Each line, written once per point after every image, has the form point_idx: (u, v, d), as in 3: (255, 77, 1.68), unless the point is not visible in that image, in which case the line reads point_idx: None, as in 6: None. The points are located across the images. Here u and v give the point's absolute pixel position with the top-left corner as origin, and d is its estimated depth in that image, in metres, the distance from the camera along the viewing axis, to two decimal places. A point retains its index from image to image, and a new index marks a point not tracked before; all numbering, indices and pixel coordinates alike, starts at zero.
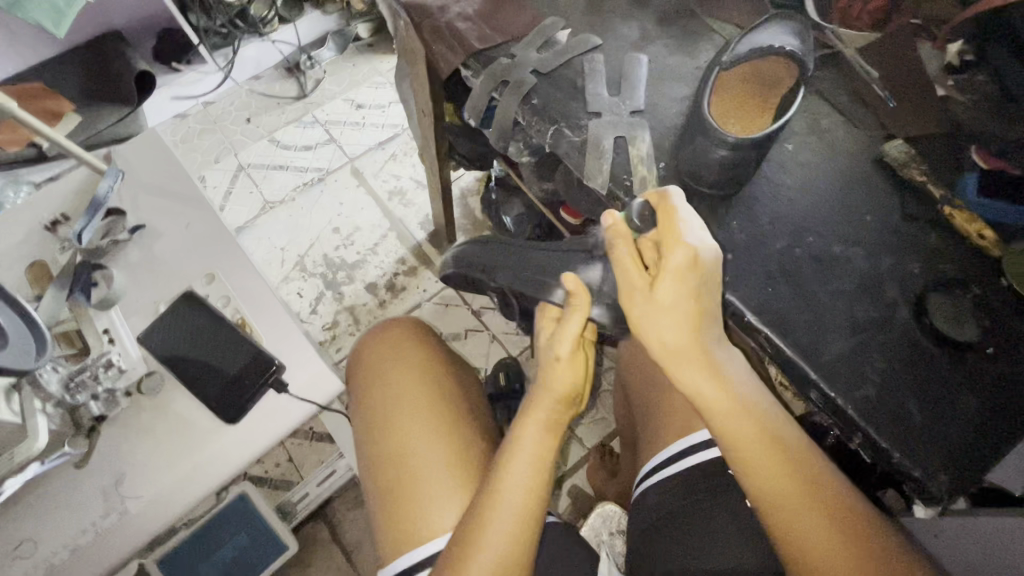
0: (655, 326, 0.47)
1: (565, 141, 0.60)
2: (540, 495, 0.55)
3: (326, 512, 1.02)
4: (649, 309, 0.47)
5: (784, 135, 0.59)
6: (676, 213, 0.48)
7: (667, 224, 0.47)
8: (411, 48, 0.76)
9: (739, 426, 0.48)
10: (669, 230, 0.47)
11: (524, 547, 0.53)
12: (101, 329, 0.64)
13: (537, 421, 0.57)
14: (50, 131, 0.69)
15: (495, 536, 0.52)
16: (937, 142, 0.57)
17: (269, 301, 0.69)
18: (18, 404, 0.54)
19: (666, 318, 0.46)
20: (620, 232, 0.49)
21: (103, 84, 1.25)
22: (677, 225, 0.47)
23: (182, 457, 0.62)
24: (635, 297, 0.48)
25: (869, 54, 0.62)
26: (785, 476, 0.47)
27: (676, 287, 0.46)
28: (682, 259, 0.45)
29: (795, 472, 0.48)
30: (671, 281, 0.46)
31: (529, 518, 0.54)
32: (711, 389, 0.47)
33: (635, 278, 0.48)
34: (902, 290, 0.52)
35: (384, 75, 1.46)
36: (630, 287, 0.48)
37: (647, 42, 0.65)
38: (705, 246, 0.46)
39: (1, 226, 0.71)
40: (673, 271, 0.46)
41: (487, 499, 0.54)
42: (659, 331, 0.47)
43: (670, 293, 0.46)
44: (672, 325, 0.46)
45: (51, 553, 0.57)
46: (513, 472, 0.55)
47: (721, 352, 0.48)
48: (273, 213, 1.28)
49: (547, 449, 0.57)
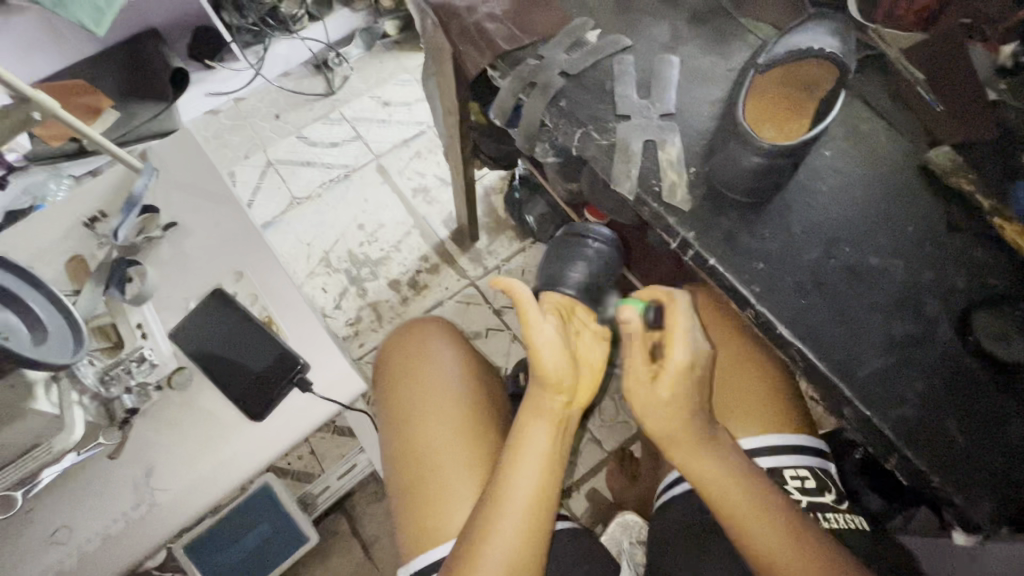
0: (656, 415, 0.52)
1: (592, 144, 0.59)
2: (545, 492, 0.54)
3: (346, 505, 1.04)
4: (650, 403, 0.51)
5: (822, 140, 0.57)
6: (679, 324, 0.52)
7: (674, 324, 0.52)
8: (438, 48, 0.76)
9: (738, 495, 0.51)
10: (677, 334, 0.52)
11: (534, 535, 0.53)
12: (135, 323, 0.66)
13: (540, 412, 0.57)
14: (87, 129, 0.71)
15: (502, 533, 0.52)
16: (986, 151, 0.53)
17: (295, 300, 0.70)
18: (57, 395, 0.56)
19: (661, 412, 0.51)
20: (634, 333, 0.52)
21: (140, 81, 1.28)
22: (676, 329, 0.52)
23: (209, 452, 0.63)
24: (639, 389, 0.52)
25: (916, 56, 0.58)
26: (761, 516, 0.50)
27: (671, 389, 0.51)
28: (678, 365, 0.50)
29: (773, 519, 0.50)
30: (671, 382, 0.50)
31: (538, 511, 0.54)
32: (707, 466, 0.52)
33: (641, 370, 0.52)
34: (944, 306, 0.49)
35: (410, 73, 1.47)
36: (636, 381, 0.52)
37: (679, 43, 0.64)
38: (697, 351, 0.52)
39: (43, 221, 0.73)
40: (673, 373, 0.51)
41: (496, 492, 0.54)
42: (657, 422, 0.52)
43: (666, 392, 0.51)
44: (671, 418, 0.51)
45: (84, 541, 0.59)
46: (520, 463, 0.55)
47: (712, 431, 0.53)
48: (301, 209, 1.30)
49: (553, 444, 0.56)
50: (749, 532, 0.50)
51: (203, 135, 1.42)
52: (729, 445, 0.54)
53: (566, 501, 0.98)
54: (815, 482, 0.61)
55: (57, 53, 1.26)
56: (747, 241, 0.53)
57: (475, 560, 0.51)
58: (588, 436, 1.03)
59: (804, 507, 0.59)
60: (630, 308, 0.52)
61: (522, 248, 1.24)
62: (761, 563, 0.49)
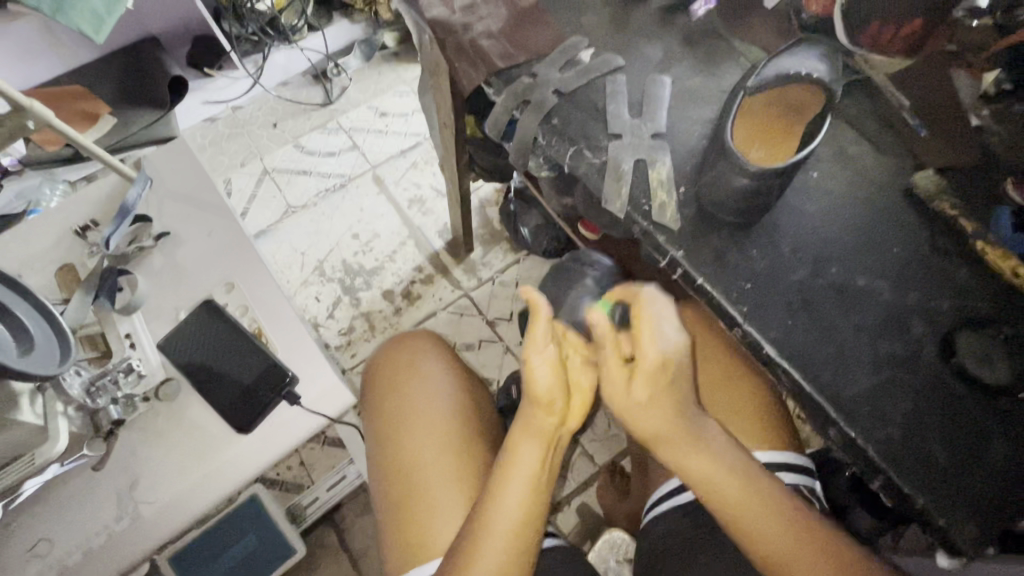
0: (639, 417, 0.51)
1: (584, 162, 0.60)
2: (534, 513, 0.54)
3: (334, 517, 1.03)
4: (633, 406, 0.51)
5: (810, 162, 0.58)
6: (645, 316, 0.52)
7: (643, 323, 0.52)
8: (434, 63, 0.76)
9: (727, 485, 0.51)
10: (643, 336, 0.51)
11: (520, 553, 0.53)
12: (123, 333, 0.66)
13: (530, 432, 0.56)
14: (81, 138, 0.71)
15: (489, 554, 0.52)
16: (968, 176, 0.55)
17: (288, 313, 0.69)
18: (41, 406, 0.56)
19: (647, 412, 0.51)
20: (602, 332, 0.53)
21: (137, 89, 1.29)
22: (646, 328, 0.51)
23: (193, 464, 0.62)
24: (618, 396, 0.52)
25: (906, 82, 0.59)
26: (775, 524, 0.50)
27: (647, 387, 0.50)
28: (652, 362, 0.50)
29: (787, 520, 0.51)
30: (643, 381, 0.50)
31: (524, 531, 0.53)
32: (693, 461, 0.51)
33: (614, 375, 0.52)
34: (928, 327, 0.50)
35: (407, 84, 1.48)
36: (613, 386, 0.52)
37: (671, 63, 0.65)
38: (672, 347, 0.51)
39: (34, 228, 0.73)
40: (647, 372, 0.50)
41: (483, 513, 0.54)
42: (639, 418, 0.51)
43: (643, 392, 0.51)
44: (657, 417, 0.51)
45: (65, 554, 0.58)
46: (508, 483, 0.54)
47: (703, 425, 0.52)
48: (296, 217, 1.30)
49: (542, 464, 0.55)
50: (776, 562, 0.50)
51: (199, 142, 1.43)
52: (720, 440, 0.53)
53: (556, 515, 0.98)
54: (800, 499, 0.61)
55: (55, 60, 1.26)
56: (736, 260, 0.54)
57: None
58: (579, 451, 1.02)
59: None
60: (597, 311, 0.54)
61: (516, 260, 1.25)
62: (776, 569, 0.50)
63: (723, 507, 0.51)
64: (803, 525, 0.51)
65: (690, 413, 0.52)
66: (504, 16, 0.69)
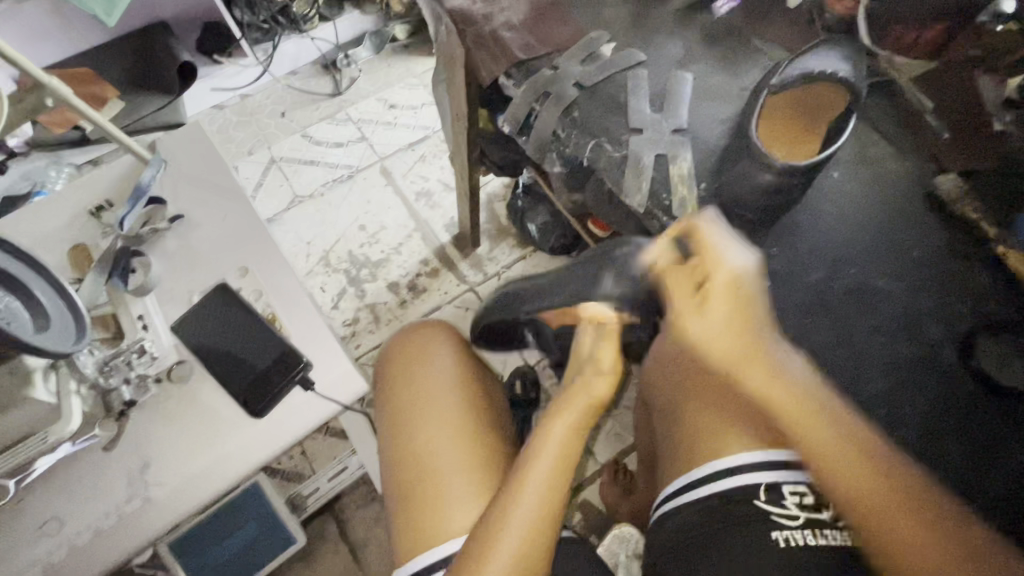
0: (714, 342, 0.45)
1: (604, 156, 0.60)
2: (559, 497, 0.54)
3: (335, 508, 1.03)
4: (707, 329, 0.45)
5: (831, 163, 0.58)
6: (708, 239, 0.49)
7: (709, 249, 0.48)
8: (451, 54, 0.76)
9: (820, 431, 0.43)
10: (709, 259, 0.48)
11: (543, 537, 0.53)
12: (136, 314, 0.66)
13: (560, 422, 0.56)
14: (98, 118, 0.70)
15: (511, 536, 0.52)
16: (991, 179, 0.54)
17: (301, 299, 0.69)
18: (54, 384, 0.56)
19: (724, 335, 0.45)
20: (665, 266, 0.51)
21: (149, 74, 1.30)
22: (714, 248, 0.48)
23: (205, 447, 0.62)
24: (689, 319, 0.46)
25: (924, 83, 0.59)
26: (872, 481, 0.42)
27: (725, 309, 0.46)
28: (724, 283, 0.46)
29: (887, 480, 0.42)
30: (719, 301, 0.46)
31: (547, 516, 0.53)
32: (782, 394, 0.44)
33: (686, 299, 0.47)
34: (948, 330, 0.50)
35: (418, 77, 1.48)
36: (684, 308, 0.47)
37: (692, 61, 0.65)
38: (747, 265, 0.47)
39: (46, 208, 0.73)
40: (721, 292, 0.46)
41: (508, 496, 0.54)
42: (718, 346, 0.45)
43: (720, 314, 0.45)
44: (726, 336, 0.45)
45: (75, 534, 0.58)
46: (535, 468, 0.54)
47: (776, 348, 0.46)
48: (303, 207, 1.30)
49: (568, 452, 0.56)
50: (863, 517, 0.43)
51: (208, 128, 1.42)
52: (794, 363, 0.46)
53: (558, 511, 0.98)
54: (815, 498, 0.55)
55: (66, 42, 1.26)
56: None
57: (483, 558, 0.51)
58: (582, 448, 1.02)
59: (801, 525, 0.54)
60: (658, 244, 0.53)
61: (523, 255, 1.25)
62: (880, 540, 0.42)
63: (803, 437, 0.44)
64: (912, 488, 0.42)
65: (764, 332, 0.46)
66: (524, 8, 0.69)
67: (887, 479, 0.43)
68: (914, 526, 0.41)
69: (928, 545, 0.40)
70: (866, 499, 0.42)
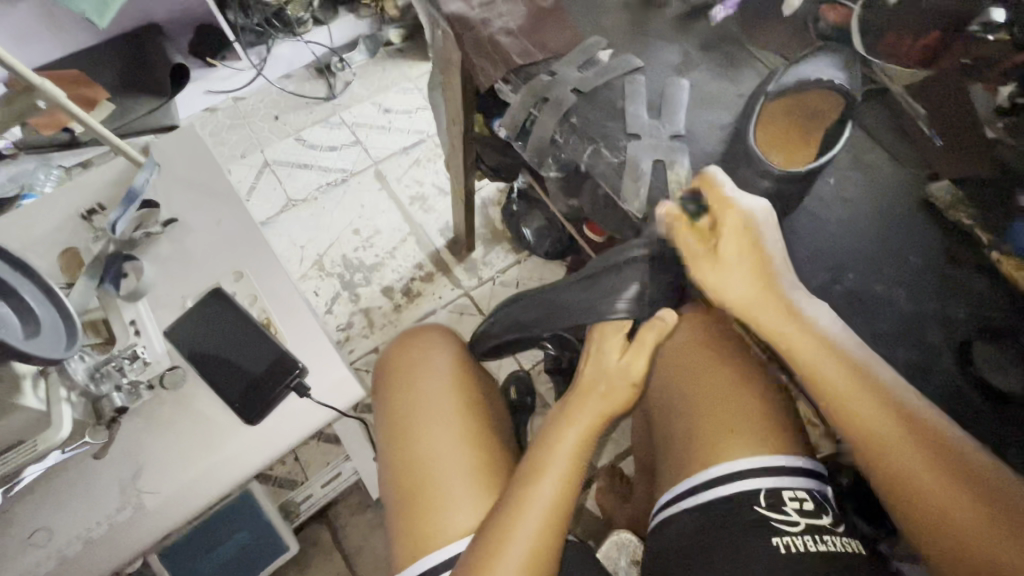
0: (723, 283, 0.53)
1: (603, 161, 0.60)
2: (569, 500, 0.54)
3: (329, 515, 1.02)
4: (712, 276, 0.53)
5: (827, 169, 0.59)
6: (718, 186, 0.53)
7: (715, 195, 0.52)
8: (448, 58, 0.76)
9: (828, 367, 0.47)
10: (715, 203, 0.52)
11: (556, 533, 0.53)
12: (128, 319, 0.64)
13: (579, 421, 0.58)
14: (90, 119, 0.69)
15: (526, 529, 0.52)
16: (982, 187, 0.54)
17: (295, 303, 0.68)
18: (44, 391, 0.54)
19: (733, 279, 0.52)
20: (677, 222, 0.54)
21: (141, 75, 1.28)
22: (721, 192, 0.52)
23: (199, 455, 0.61)
24: (700, 263, 0.54)
25: (916, 90, 0.61)
26: (880, 415, 0.45)
27: (736, 245, 0.52)
28: (734, 221, 0.51)
29: (897, 412, 0.45)
30: (730, 238, 0.51)
31: (561, 513, 0.53)
32: (795, 332, 0.49)
33: (695, 247, 0.54)
34: (945, 335, 0.50)
35: (413, 81, 1.48)
36: (695, 257, 0.54)
37: (689, 67, 0.65)
38: (757, 205, 0.51)
39: (38, 210, 0.72)
40: (732, 231, 0.51)
41: (522, 490, 0.54)
42: (732, 289, 0.52)
43: (732, 249, 0.52)
44: (741, 276, 0.52)
45: (64, 544, 0.57)
46: (551, 462, 0.55)
47: (801, 298, 0.50)
48: (296, 211, 1.29)
49: (580, 451, 0.56)
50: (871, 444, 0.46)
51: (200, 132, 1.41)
52: (828, 318, 0.49)
53: None
54: (815, 503, 0.56)
55: (57, 43, 1.24)
56: None
57: (496, 553, 0.51)
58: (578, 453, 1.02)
59: (801, 529, 0.54)
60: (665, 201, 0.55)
61: (518, 260, 1.24)
62: (885, 469, 0.46)
63: (817, 381, 0.48)
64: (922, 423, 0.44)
65: (783, 282, 0.51)
66: (522, 13, 0.69)
67: (899, 410, 0.45)
68: (919, 456, 0.44)
69: (924, 474, 0.44)
70: (873, 432, 0.46)
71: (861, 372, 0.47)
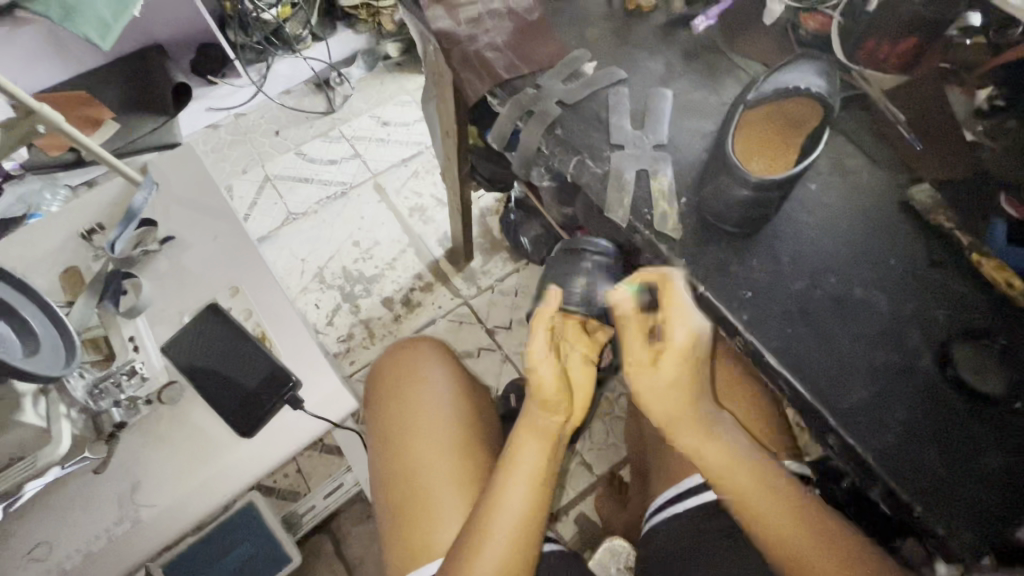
0: (657, 398, 0.54)
1: (587, 172, 0.61)
2: (536, 507, 0.55)
3: (331, 526, 1.03)
4: (654, 386, 0.53)
5: (808, 174, 0.59)
6: (675, 294, 0.53)
7: (670, 303, 0.52)
8: (439, 72, 0.78)
9: (741, 478, 0.54)
10: (669, 311, 0.53)
11: (524, 548, 0.53)
12: (127, 335, 0.66)
13: (533, 434, 0.57)
14: (89, 141, 0.70)
15: (491, 547, 0.52)
16: (964, 190, 0.56)
17: (289, 317, 0.70)
18: (44, 408, 0.55)
19: (665, 393, 0.53)
20: (626, 316, 0.56)
21: (142, 95, 1.31)
22: (675, 301, 0.53)
23: (195, 468, 0.62)
24: (641, 373, 0.54)
25: (897, 98, 0.61)
26: (786, 522, 0.52)
27: (677, 364, 0.53)
28: (681, 342, 0.52)
29: (800, 519, 0.52)
30: (672, 358, 0.52)
31: (527, 527, 0.54)
32: (711, 449, 0.54)
33: (641, 354, 0.54)
34: (925, 336, 0.51)
35: (410, 94, 1.50)
36: (636, 361, 0.54)
37: (673, 77, 0.66)
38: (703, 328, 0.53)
39: (39, 230, 0.74)
40: (674, 351, 0.52)
41: (487, 507, 0.54)
42: (659, 405, 0.54)
43: (671, 370, 0.53)
44: (677, 399, 0.54)
45: (63, 558, 0.58)
46: (512, 478, 0.55)
47: (715, 422, 0.55)
48: (297, 225, 1.31)
49: (545, 464, 0.56)
50: (782, 545, 0.51)
51: (202, 148, 1.43)
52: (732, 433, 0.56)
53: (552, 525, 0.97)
54: None
55: (62, 65, 1.27)
56: (735, 268, 0.55)
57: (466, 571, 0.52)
58: (578, 459, 1.02)
59: None
60: (621, 288, 0.58)
61: (516, 268, 1.26)
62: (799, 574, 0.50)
63: (737, 493, 0.54)
64: (818, 523, 0.52)
65: (706, 406, 0.55)
66: (509, 29, 0.70)
67: (799, 516, 0.52)
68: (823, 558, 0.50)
69: (830, 571, 0.49)
70: (784, 536, 0.51)
71: (765, 481, 0.54)
